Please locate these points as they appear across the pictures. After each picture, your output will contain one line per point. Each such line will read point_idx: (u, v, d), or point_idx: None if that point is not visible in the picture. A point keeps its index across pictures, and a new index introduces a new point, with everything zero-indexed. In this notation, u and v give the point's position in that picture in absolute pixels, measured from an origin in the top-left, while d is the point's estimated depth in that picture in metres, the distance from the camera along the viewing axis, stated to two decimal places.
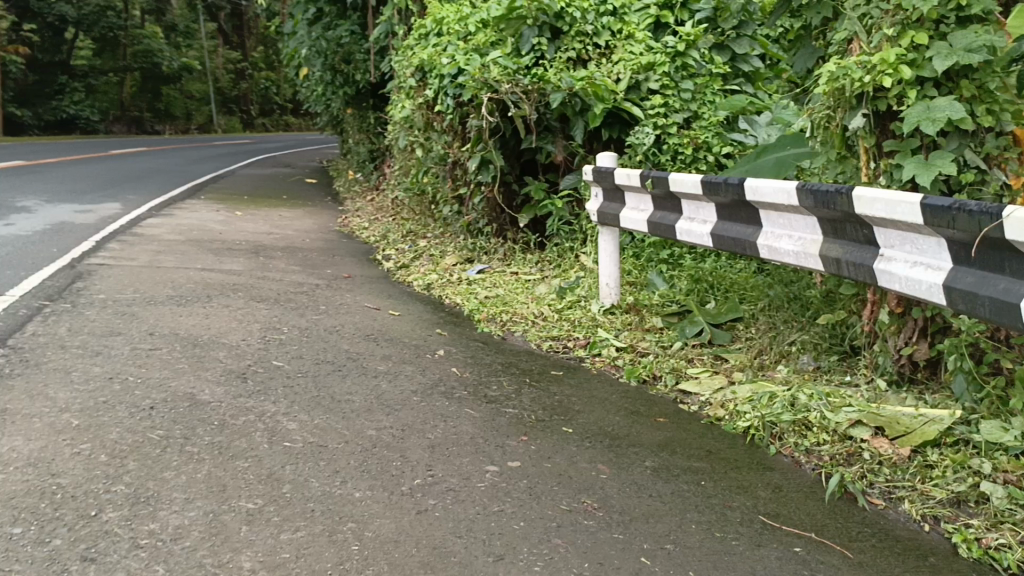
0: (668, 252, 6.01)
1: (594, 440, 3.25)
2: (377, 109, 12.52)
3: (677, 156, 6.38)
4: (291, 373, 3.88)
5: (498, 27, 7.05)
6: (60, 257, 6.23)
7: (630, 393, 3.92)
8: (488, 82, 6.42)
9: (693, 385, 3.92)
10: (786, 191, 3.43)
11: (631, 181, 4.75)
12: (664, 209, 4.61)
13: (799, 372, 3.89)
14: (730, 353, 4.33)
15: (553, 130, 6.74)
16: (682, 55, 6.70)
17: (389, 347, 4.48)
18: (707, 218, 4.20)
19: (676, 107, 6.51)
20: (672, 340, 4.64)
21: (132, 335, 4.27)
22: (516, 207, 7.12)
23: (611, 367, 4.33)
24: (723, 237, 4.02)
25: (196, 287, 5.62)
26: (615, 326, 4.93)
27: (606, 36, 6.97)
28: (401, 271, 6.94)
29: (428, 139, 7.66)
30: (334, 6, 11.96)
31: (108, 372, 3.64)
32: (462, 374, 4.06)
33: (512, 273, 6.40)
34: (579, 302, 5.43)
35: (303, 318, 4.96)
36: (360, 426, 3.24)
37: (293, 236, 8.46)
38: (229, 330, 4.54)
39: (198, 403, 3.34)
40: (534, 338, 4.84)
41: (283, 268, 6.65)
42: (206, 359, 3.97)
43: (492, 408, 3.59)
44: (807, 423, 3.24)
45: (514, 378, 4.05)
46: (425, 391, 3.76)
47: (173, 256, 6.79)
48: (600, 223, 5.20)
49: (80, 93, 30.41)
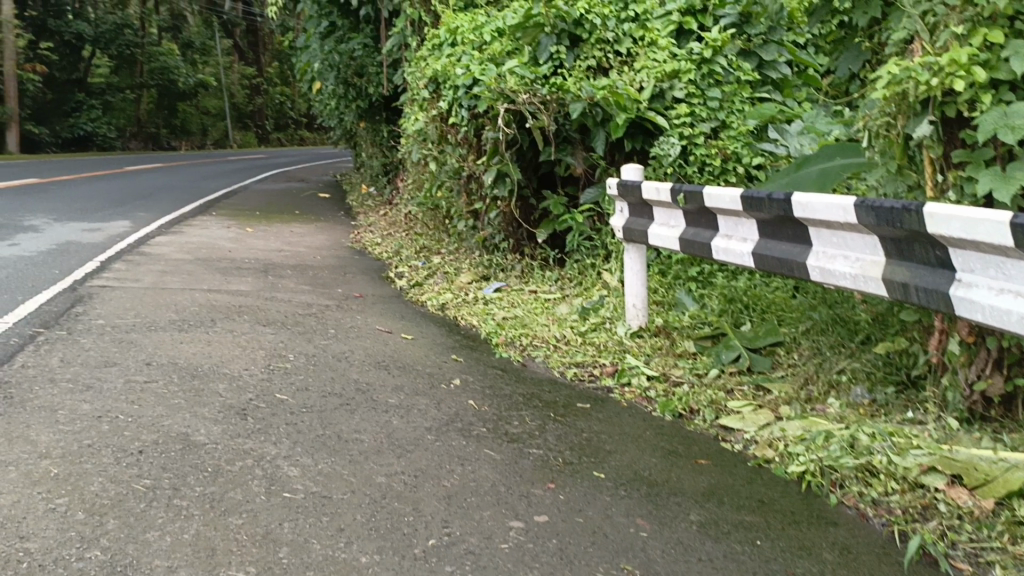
0: (697, 268, 5.64)
1: (630, 487, 2.94)
2: (390, 122, 12.30)
3: (705, 167, 6.01)
4: (296, 407, 3.56)
5: (515, 36, 6.75)
6: (61, 279, 5.96)
7: (664, 430, 3.58)
8: (504, 93, 6.12)
9: (736, 420, 3.61)
10: (842, 207, 3.12)
11: (660, 197, 4.43)
12: (697, 225, 4.28)
13: (852, 407, 3.67)
14: (773, 382, 4.05)
15: (572, 141, 6.39)
16: (708, 62, 6.41)
17: (402, 376, 4.17)
18: (747, 236, 3.87)
19: (703, 116, 6.17)
20: (708, 367, 4.33)
21: (128, 365, 3.98)
22: (534, 222, 6.73)
23: (643, 398, 3.99)
24: (767, 258, 3.69)
25: (201, 310, 5.33)
26: (644, 352, 4.60)
27: (628, 43, 6.63)
28: (415, 289, 6.64)
29: (441, 152, 7.38)
30: (348, 19, 11.65)
31: (98, 409, 3.33)
32: (480, 408, 3.73)
33: (531, 292, 6.10)
34: (604, 324, 5.10)
35: (311, 344, 4.66)
36: (369, 472, 2.92)
37: (303, 253, 8.19)
38: (232, 359, 4.24)
39: (192, 446, 3.03)
40: (557, 365, 4.50)
41: (293, 288, 6.36)
42: (205, 393, 3.66)
43: (514, 447, 3.26)
44: (871, 468, 3.01)
45: (536, 412, 3.72)
46: (440, 428, 3.43)
47: (178, 276, 6.51)
48: (627, 239, 4.87)
49: (97, 110, 30.54)
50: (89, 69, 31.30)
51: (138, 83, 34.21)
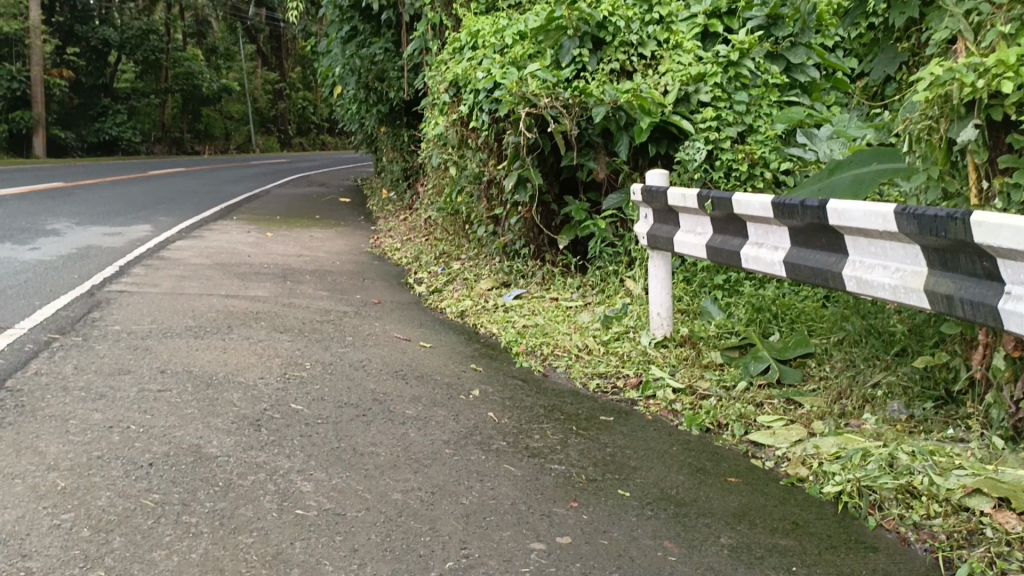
0: (724, 276, 5.49)
1: (656, 507, 2.81)
2: (411, 127, 12.23)
3: (731, 173, 5.88)
4: (310, 419, 3.47)
5: (537, 39, 6.65)
6: (80, 284, 5.94)
7: (691, 446, 3.45)
8: (526, 97, 6.00)
9: (766, 437, 3.47)
10: (882, 216, 2.99)
11: (687, 203, 4.30)
12: (726, 233, 4.13)
13: (889, 423, 3.54)
14: (804, 396, 3.90)
15: (595, 146, 6.28)
16: (735, 64, 6.26)
17: (420, 386, 4.06)
18: (779, 244, 3.72)
19: (730, 121, 6.01)
20: (736, 379, 4.19)
21: (142, 373, 3.91)
22: (555, 228, 6.63)
23: (668, 412, 3.85)
24: (800, 267, 3.54)
25: (218, 316, 5.27)
26: (669, 362, 4.46)
27: (652, 46, 6.52)
28: (434, 296, 6.55)
29: (462, 157, 7.29)
30: (369, 24, 11.54)
31: (109, 419, 3.26)
32: (499, 420, 3.61)
33: (551, 299, 5.98)
34: (628, 334, 4.96)
35: (328, 352, 4.57)
36: (384, 487, 2.82)
37: (323, 258, 8.14)
38: (247, 367, 4.16)
39: (203, 458, 2.94)
40: (579, 375, 4.38)
41: (311, 294, 6.29)
42: (219, 402, 3.58)
43: (534, 462, 3.14)
44: (911, 489, 2.86)
45: (558, 425, 3.59)
46: (458, 441, 3.32)
47: (197, 282, 6.47)
48: (651, 247, 4.73)
49: (123, 115, 30.88)
50: (114, 74, 31.67)
51: (162, 89, 34.55)
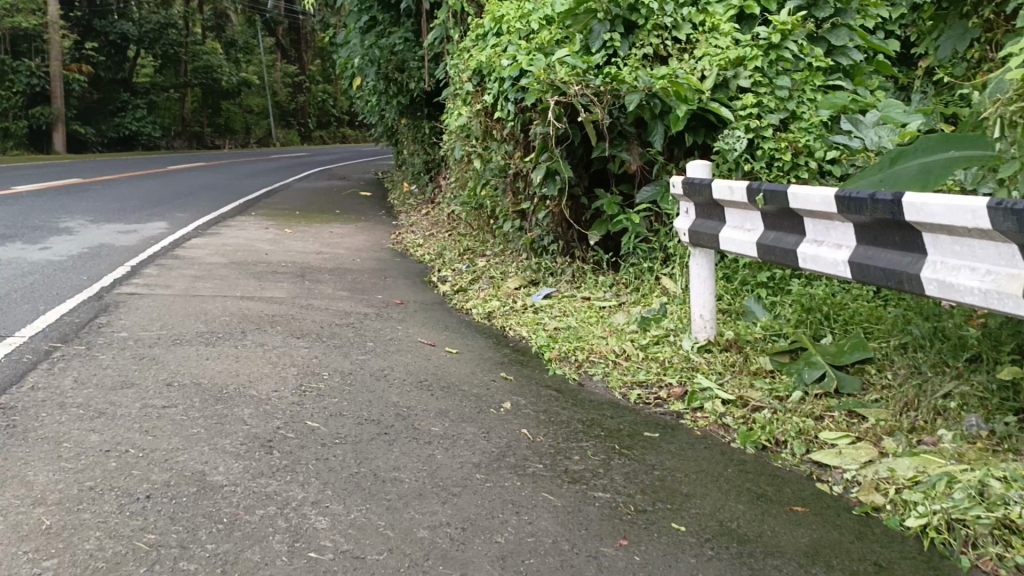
0: (768, 273, 5.14)
1: (716, 545, 2.47)
2: (433, 118, 11.93)
3: (773, 163, 5.50)
4: (327, 438, 3.16)
5: (565, 24, 6.29)
6: (89, 287, 5.69)
7: (747, 467, 3.09)
8: (554, 84, 5.64)
9: (831, 457, 3.11)
10: (971, 211, 2.62)
11: (734, 196, 3.94)
12: (779, 228, 3.76)
13: (968, 440, 3.16)
14: (867, 408, 3.54)
15: (627, 136, 5.91)
16: (776, 47, 5.85)
17: (447, 398, 3.75)
18: (841, 241, 3.34)
19: (772, 107, 5.63)
20: (790, 388, 3.82)
21: (147, 387, 3.63)
22: (585, 222, 6.28)
23: (719, 427, 3.50)
24: (867, 268, 3.16)
25: (231, 320, 4.99)
26: (716, 370, 4.12)
27: (687, 29, 6.08)
28: (458, 295, 6.23)
29: (486, 149, 6.95)
30: (388, 14, 11.23)
31: (107, 442, 2.98)
32: (534, 439, 3.28)
33: (583, 299, 5.64)
34: (668, 337, 4.61)
35: (347, 360, 4.27)
36: (409, 523, 2.51)
37: (342, 256, 7.85)
38: (260, 378, 3.87)
39: (207, 489, 2.66)
40: (618, 385, 4.04)
41: (330, 294, 6.00)
42: (228, 420, 3.29)
43: (576, 490, 2.81)
44: (1009, 523, 2.46)
45: (598, 444, 3.26)
46: (489, 464, 3.00)
47: (211, 282, 6.20)
48: (693, 243, 4.38)
49: (142, 110, 30.87)
50: (134, 69, 31.64)
51: (181, 83, 34.49)
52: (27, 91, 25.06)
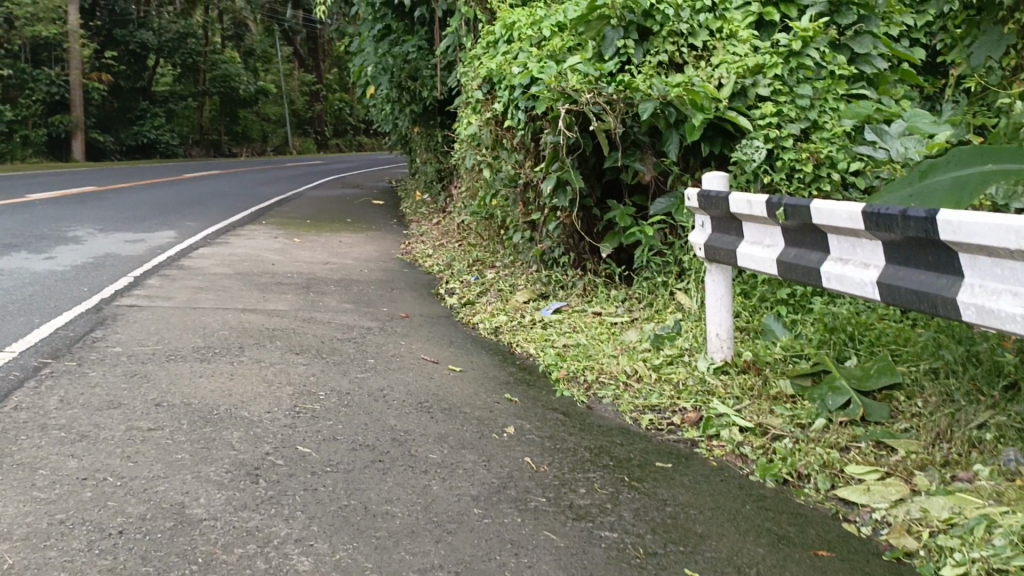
0: (789, 290, 4.92)
1: None
2: (445, 127, 11.80)
3: (794, 174, 5.29)
4: (319, 466, 2.98)
5: (577, 30, 6.11)
6: (89, 298, 5.56)
7: (767, 504, 2.88)
8: (565, 92, 5.46)
9: (859, 494, 2.90)
10: (1014, 231, 2.42)
11: (753, 211, 3.73)
12: (801, 245, 3.54)
13: (1007, 476, 2.93)
14: (896, 439, 3.32)
15: (641, 145, 5.71)
16: (797, 54, 5.66)
17: (447, 422, 3.56)
18: (869, 260, 3.12)
19: (792, 116, 5.41)
20: (813, 416, 3.61)
21: (134, 407, 3.46)
22: (597, 234, 6.08)
23: (736, 457, 3.29)
24: (898, 290, 2.94)
25: (230, 335, 4.83)
26: (733, 394, 3.90)
27: (704, 36, 5.91)
28: (466, 309, 6.05)
29: (496, 158, 6.78)
30: (402, 22, 11.05)
31: (85, 469, 2.81)
32: (538, 468, 3.09)
33: (594, 314, 5.44)
34: (682, 357, 4.41)
35: (346, 378, 4.09)
36: (398, 565, 2.32)
37: (350, 266, 7.69)
38: (253, 398, 3.69)
39: (185, 523, 2.48)
40: (628, 409, 3.83)
41: (334, 307, 5.84)
42: (215, 444, 3.12)
43: (581, 528, 2.60)
44: None
45: (606, 475, 3.05)
46: (488, 497, 2.80)
47: (214, 294, 6.06)
48: (709, 259, 4.18)
49: (161, 118, 31.05)
50: (152, 78, 31.83)
51: (200, 92, 34.52)
52: (46, 100, 25.24)
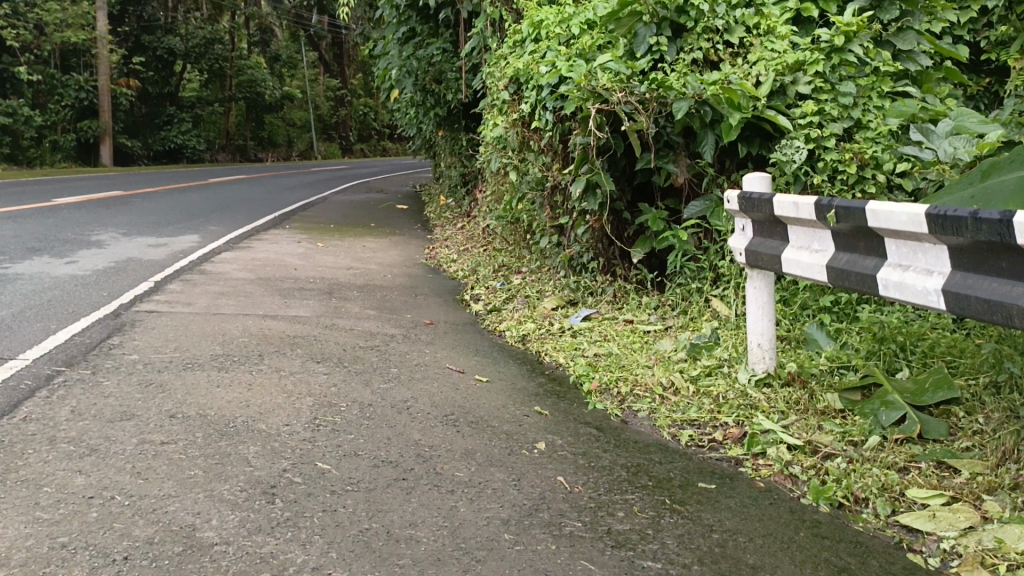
0: (832, 297, 4.68)
1: None
2: (470, 130, 11.63)
3: (837, 176, 5.04)
4: (339, 484, 2.80)
5: (607, 28, 5.91)
6: (108, 304, 5.45)
7: (822, 531, 2.65)
8: (596, 91, 5.25)
9: (923, 520, 2.66)
10: None
11: (800, 213, 3.50)
12: (854, 250, 3.30)
13: None
14: (960, 459, 3.07)
15: (674, 146, 5.48)
16: (839, 51, 5.39)
17: (474, 435, 3.37)
18: (932, 266, 2.88)
19: (834, 115, 5.15)
20: (866, 433, 3.36)
21: (147, 419, 3.31)
22: (628, 239, 5.86)
23: (785, 478, 3.06)
24: (966, 299, 2.70)
25: (249, 342, 4.68)
26: (778, 408, 3.67)
27: (740, 32, 5.66)
28: (492, 316, 5.86)
29: (523, 160, 6.59)
30: (427, 24, 10.94)
31: (92, 487, 2.66)
32: (572, 488, 2.88)
33: (626, 322, 5.23)
34: (721, 368, 4.18)
35: (368, 389, 3.91)
36: None
37: (373, 271, 7.54)
38: (272, 410, 3.52)
39: (194, 548, 2.31)
40: (666, 424, 3.61)
41: (357, 313, 5.68)
42: (230, 460, 2.95)
43: (620, 558, 2.39)
44: None
45: (646, 497, 2.84)
46: (520, 521, 2.59)
47: (234, 299, 5.93)
48: (751, 265, 3.94)
49: (187, 124, 31.29)
50: (179, 83, 32.10)
51: (226, 97, 34.82)
52: (75, 105, 25.49)
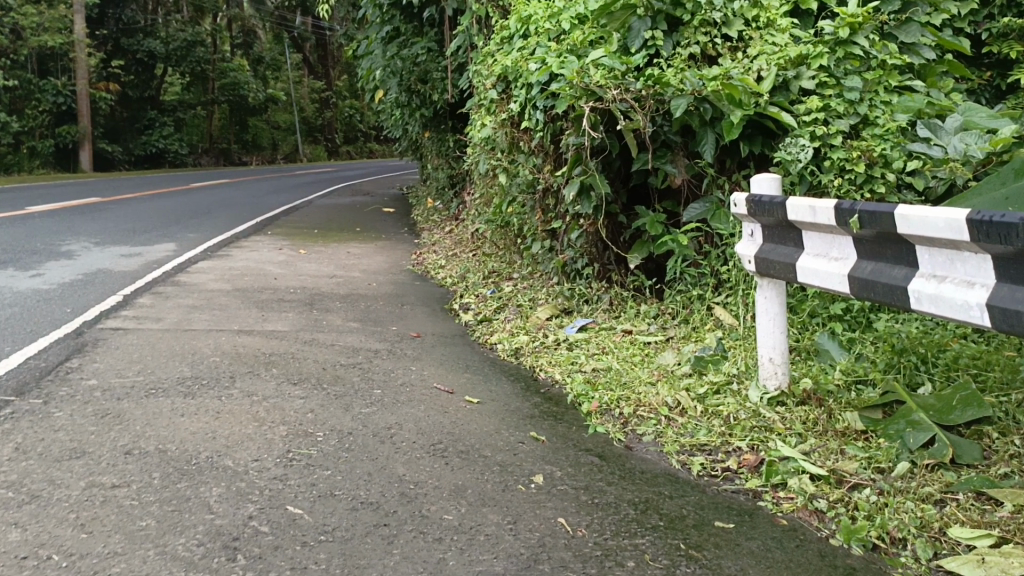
0: (844, 304, 4.39)
1: None
2: (457, 131, 11.30)
3: (844, 175, 4.71)
4: (311, 534, 2.47)
5: (600, 22, 5.59)
6: (71, 321, 5.09)
7: None
8: (589, 89, 4.93)
9: (972, 565, 2.35)
10: None
11: (818, 218, 3.20)
12: (879, 259, 2.99)
13: None
14: (1001, 488, 2.77)
15: (672, 146, 5.17)
16: (844, 43, 5.07)
17: (464, 468, 3.05)
18: (975, 278, 2.58)
19: (840, 111, 4.84)
20: (893, 458, 3.06)
21: (100, 457, 2.96)
22: (624, 243, 5.55)
23: (810, 514, 2.76)
24: (1016, 314, 2.41)
25: (221, 362, 4.34)
26: (795, 430, 3.36)
27: (738, 26, 5.37)
28: (482, 327, 5.54)
29: (513, 162, 6.26)
30: (411, 24, 10.63)
31: (27, 545, 2.32)
32: (575, 531, 2.57)
33: (624, 333, 4.92)
34: (729, 385, 3.86)
35: (348, 415, 3.58)
36: None
37: (357, 280, 7.20)
38: (241, 442, 3.19)
39: None
40: (673, 450, 3.30)
41: (339, 327, 5.34)
42: (189, 506, 2.61)
43: None
44: None
45: (659, 541, 2.53)
46: None
47: (208, 313, 5.58)
48: (761, 273, 3.64)
49: (170, 127, 30.79)
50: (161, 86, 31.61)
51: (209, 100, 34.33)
52: (53, 109, 24.98)
